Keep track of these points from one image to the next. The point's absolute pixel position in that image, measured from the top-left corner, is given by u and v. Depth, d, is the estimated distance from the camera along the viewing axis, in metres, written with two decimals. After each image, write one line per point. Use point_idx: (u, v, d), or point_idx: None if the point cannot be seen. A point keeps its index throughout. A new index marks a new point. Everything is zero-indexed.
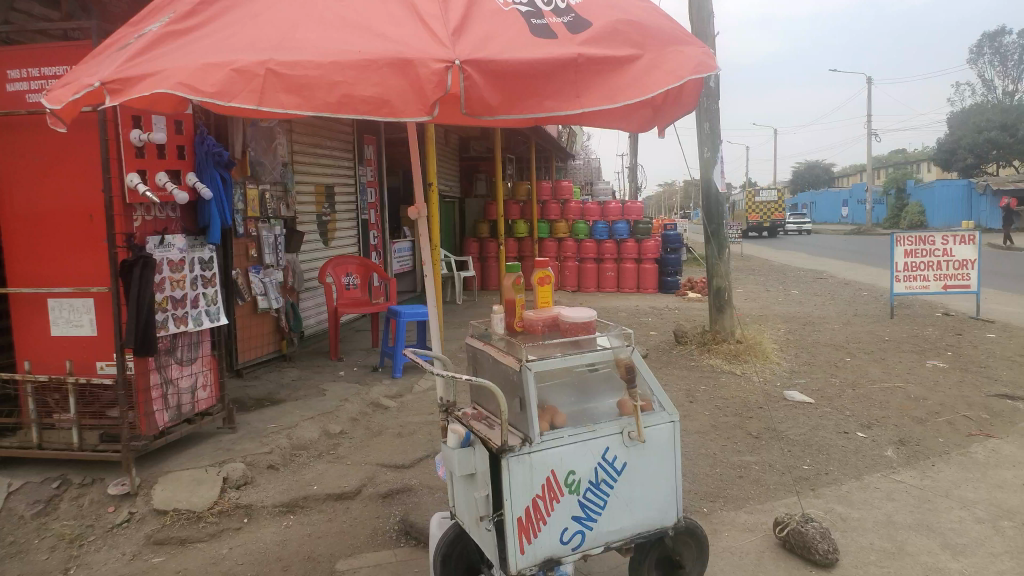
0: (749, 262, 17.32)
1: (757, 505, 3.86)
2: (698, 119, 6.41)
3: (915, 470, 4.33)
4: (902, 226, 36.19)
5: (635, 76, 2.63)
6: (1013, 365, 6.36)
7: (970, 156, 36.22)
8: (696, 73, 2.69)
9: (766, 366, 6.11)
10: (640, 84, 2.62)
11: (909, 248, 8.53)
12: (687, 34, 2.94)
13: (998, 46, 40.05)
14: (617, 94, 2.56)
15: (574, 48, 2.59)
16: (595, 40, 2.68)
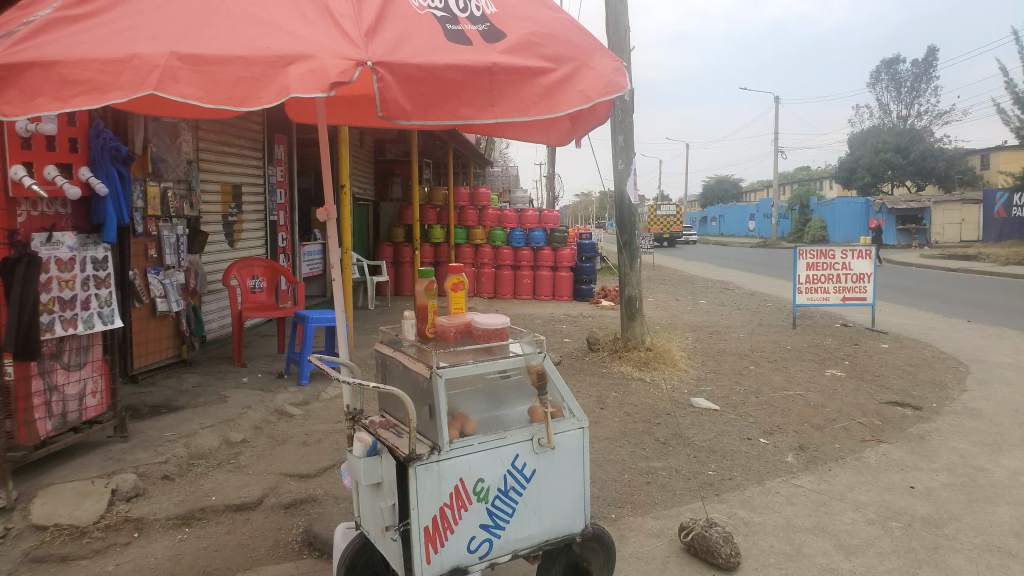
0: (660, 272, 17.77)
1: (664, 511, 3.93)
2: (613, 131, 6.52)
3: (812, 475, 4.51)
4: (804, 241, 37.89)
5: (549, 91, 2.66)
6: (903, 374, 6.72)
7: (867, 175, 38.29)
8: (607, 91, 2.72)
9: (674, 373, 6.26)
10: (553, 98, 2.64)
11: (811, 261, 8.91)
12: (601, 49, 2.97)
13: (893, 73, 42.64)
14: (528, 108, 2.59)
15: (489, 56, 2.59)
16: (510, 49, 2.68)
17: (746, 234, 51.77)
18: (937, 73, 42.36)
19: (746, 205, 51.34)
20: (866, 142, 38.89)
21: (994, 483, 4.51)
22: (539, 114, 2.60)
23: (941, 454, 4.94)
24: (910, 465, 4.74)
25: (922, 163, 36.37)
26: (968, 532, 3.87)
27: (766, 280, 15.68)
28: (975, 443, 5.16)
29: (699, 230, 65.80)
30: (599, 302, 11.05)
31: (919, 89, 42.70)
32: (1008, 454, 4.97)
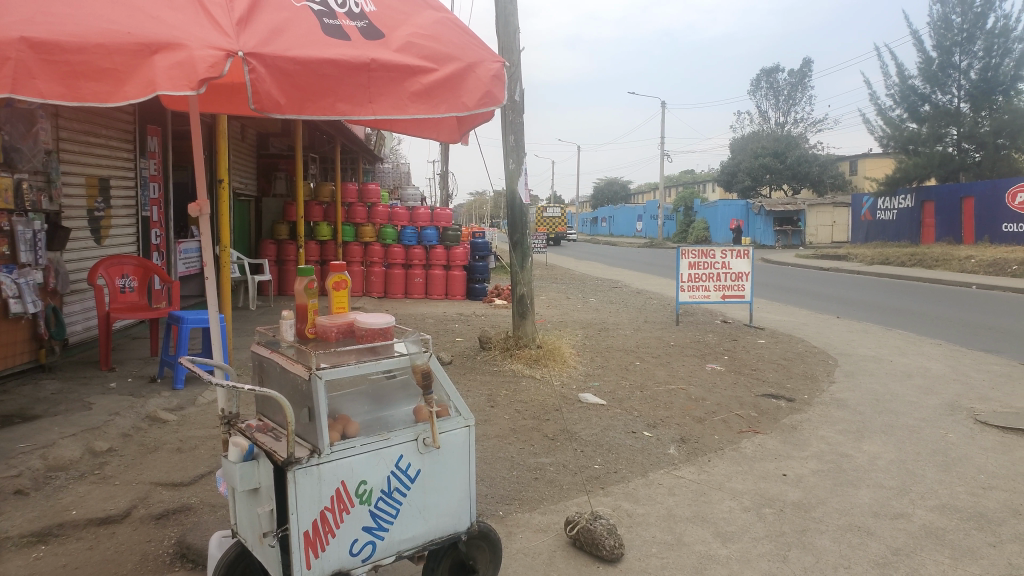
0: (552, 271, 18.06)
1: (550, 506, 3.99)
2: (504, 130, 6.56)
3: (693, 466, 4.69)
4: (689, 241, 39.36)
5: (429, 88, 2.65)
6: (777, 368, 7.09)
7: (747, 179, 40.28)
8: (484, 105, 2.74)
9: (563, 369, 6.36)
10: (431, 98, 2.65)
11: (692, 261, 9.27)
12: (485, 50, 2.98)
13: (772, 81, 45.10)
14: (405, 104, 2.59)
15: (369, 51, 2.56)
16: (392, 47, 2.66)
17: (634, 234, 53.32)
18: (810, 84, 45.15)
19: (636, 206, 52.82)
20: (747, 147, 40.87)
21: (856, 468, 4.86)
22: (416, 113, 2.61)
23: (811, 442, 5.25)
24: (783, 453, 5.01)
25: (797, 168, 38.64)
26: (833, 515, 4.15)
27: (653, 278, 16.22)
28: (841, 431, 5.53)
29: (591, 230, 67.15)
30: (492, 301, 11.13)
31: (795, 98, 45.32)
32: (869, 441, 5.35)
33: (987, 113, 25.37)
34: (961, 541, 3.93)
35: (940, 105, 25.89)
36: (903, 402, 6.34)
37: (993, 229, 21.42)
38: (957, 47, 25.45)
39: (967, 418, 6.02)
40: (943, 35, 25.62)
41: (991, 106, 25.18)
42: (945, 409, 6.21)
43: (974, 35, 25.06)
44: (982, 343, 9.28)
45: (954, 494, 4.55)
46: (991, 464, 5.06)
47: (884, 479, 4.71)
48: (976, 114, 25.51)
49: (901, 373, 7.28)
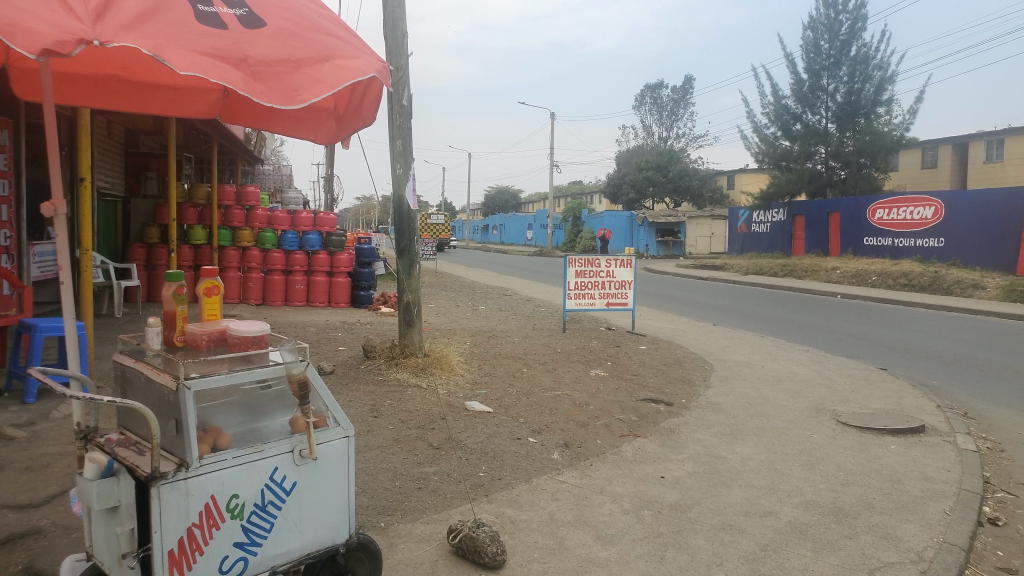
0: (443, 278, 18.00)
1: (434, 515, 3.95)
2: (391, 135, 6.49)
3: (576, 470, 4.78)
4: (576, 250, 40.18)
5: (307, 77, 2.86)
6: (657, 373, 7.34)
7: (632, 192, 41.71)
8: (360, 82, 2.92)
9: (450, 378, 6.34)
10: (313, 85, 2.84)
11: (579, 269, 9.47)
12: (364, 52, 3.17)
13: (656, 97, 46.99)
14: (288, 89, 2.75)
15: (248, 44, 2.73)
16: (271, 37, 2.85)
17: (523, 243, 53.93)
18: (691, 101, 47.32)
19: (525, 214, 53.46)
20: (632, 160, 42.30)
21: (729, 469, 5.09)
22: (300, 98, 2.78)
23: (688, 445, 5.46)
24: (661, 456, 5.19)
25: (678, 182, 40.36)
26: (707, 515, 4.32)
27: (541, 286, 16.47)
28: (716, 433, 5.78)
29: (480, 238, 67.41)
30: (377, 309, 11.09)
31: (677, 114, 47.37)
32: (742, 443, 5.62)
33: (851, 134, 27.42)
34: (822, 535, 4.19)
35: (810, 125, 27.76)
36: (773, 405, 6.70)
37: (855, 242, 22.98)
38: (824, 71, 27.37)
39: (830, 419, 6.44)
40: (813, 60, 27.45)
41: (853, 127, 27.27)
42: (811, 412, 6.61)
43: (840, 61, 26.99)
44: (842, 348, 9.99)
45: (817, 491, 4.85)
46: (849, 461, 5.43)
47: (755, 479, 4.95)
48: (841, 135, 27.48)
49: (772, 377, 7.69)
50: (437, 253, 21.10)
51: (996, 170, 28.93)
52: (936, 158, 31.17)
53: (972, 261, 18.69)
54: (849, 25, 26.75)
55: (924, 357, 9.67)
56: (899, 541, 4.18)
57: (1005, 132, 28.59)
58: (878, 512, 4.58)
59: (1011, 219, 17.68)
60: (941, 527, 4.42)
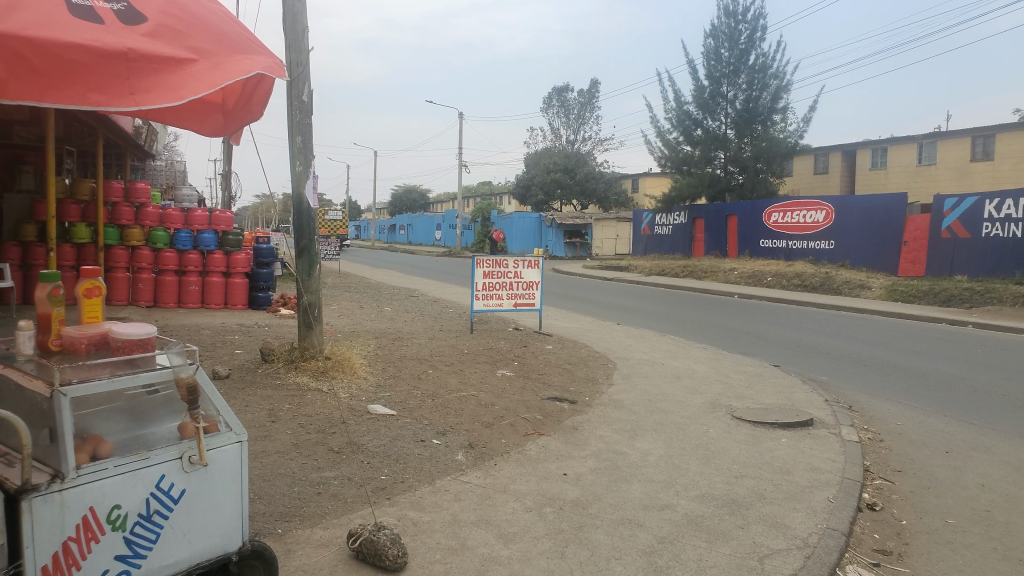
0: (349, 279, 17.65)
1: (333, 520, 3.88)
2: (291, 131, 6.34)
3: (480, 470, 4.79)
4: (485, 250, 40.25)
5: (186, 79, 3.02)
6: (562, 373, 7.46)
7: (540, 194, 42.22)
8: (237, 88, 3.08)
9: (352, 381, 6.25)
10: (190, 85, 3.01)
11: (487, 270, 9.50)
12: (249, 51, 3.36)
13: (564, 100, 47.73)
14: (161, 90, 2.94)
15: (125, 42, 2.91)
16: (149, 33, 3.03)
17: (431, 242, 53.62)
18: (597, 104, 48.34)
19: (434, 214, 53.13)
20: (541, 162, 42.76)
21: (629, 464, 5.22)
22: (175, 97, 2.95)
23: (590, 442, 5.57)
24: (564, 453, 5.27)
25: (585, 184, 41.13)
26: (607, 510, 4.43)
27: (449, 287, 16.43)
28: (617, 430, 5.92)
29: (387, 238, 66.75)
30: (277, 310, 10.84)
31: (584, 117, 48.24)
32: (642, 439, 5.78)
33: (748, 140, 28.62)
34: (716, 526, 4.35)
35: (710, 131, 28.82)
36: (672, 401, 6.91)
37: (752, 244, 23.99)
38: (724, 79, 28.44)
39: (726, 414, 6.70)
40: (713, 67, 28.49)
41: (751, 133, 28.49)
42: (708, 408, 6.86)
43: (738, 69, 28.13)
44: (740, 346, 10.41)
45: (712, 484, 5.04)
46: (742, 455, 5.67)
47: (654, 474, 5.10)
48: (740, 141, 28.67)
49: (672, 374, 7.94)
50: (340, 253, 20.73)
51: (880, 177, 30.81)
52: (827, 165, 32.91)
53: (859, 262, 19.84)
54: (748, 35, 27.92)
55: (814, 353, 10.20)
56: (786, 528, 4.40)
57: (888, 141, 30.44)
58: (768, 502, 4.80)
59: (894, 224, 18.79)
60: (825, 514, 4.67)
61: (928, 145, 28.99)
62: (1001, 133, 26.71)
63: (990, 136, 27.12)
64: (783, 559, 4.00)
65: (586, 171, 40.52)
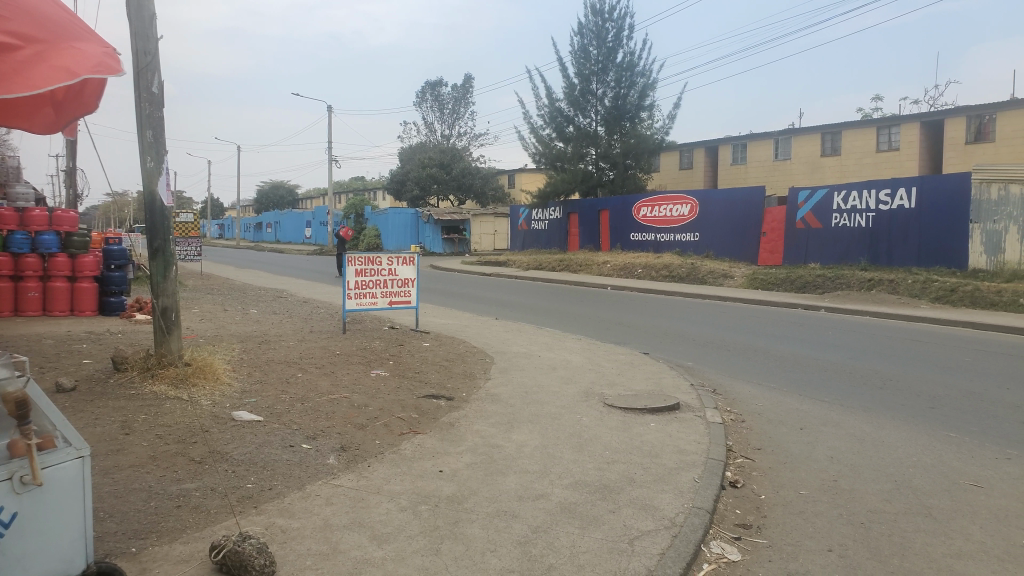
0: (211, 281, 16.87)
1: (194, 534, 3.69)
2: (140, 125, 5.98)
3: (353, 472, 4.70)
4: (359, 248, 39.54)
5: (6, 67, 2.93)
6: (438, 369, 7.45)
7: (416, 189, 41.99)
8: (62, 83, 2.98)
9: (216, 388, 5.98)
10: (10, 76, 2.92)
11: (359, 267, 9.34)
12: (86, 37, 3.26)
13: (437, 94, 47.76)
14: None
15: None
16: None
17: (303, 240, 52.10)
18: (470, 99, 48.60)
19: (305, 211, 51.66)
20: (416, 159, 42.66)
21: (505, 457, 5.28)
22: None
23: (466, 437, 5.58)
24: (440, 450, 5.26)
25: (461, 180, 41.32)
26: (483, 503, 4.46)
27: (321, 286, 16.05)
28: (493, 424, 5.96)
29: (256, 236, 64.26)
30: (130, 316, 10.22)
31: (458, 112, 48.44)
32: (517, 431, 5.85)
33: (618, 137, 29.67)
34: (589, 512, 4.48)
35: (582, 128, 29.62)
36: (548, 392, 7.04)
37: (623, 238, 24.78)
38: (594, 76, 29.28)
39: (599, 402, 6.90)
40: (583, 65, 29.25)
41: (621, 130, 29.53)
42: (582, 397, 7.04)
43: (606, 67, 29.08)
44: (611, 336, 10.74)
45: (585, 470, 5.17)
46: (613, 441, 5.85)
47: (529, 465, 5.18)
48: (610, 137, 29.66)
49: (547, 366, 8.09)
50: (202, 254, 19.81)
51: (740, 172, 32.66)
52: (692, 161, 34.54)
53: (722, 253, 20.93)
54: (615, 34, 28.83)
55: (680, 340, 10.67)
56: (654, 510, 4.58)
57: (747, 138, 32.30)
58: (637, 486, 4.98)
59: (752, 216, 19.92)
60: (690, 493, 4.90)
61: (782, 141, 30.94)
62: (845, 131, 28.90)
63: (836, 133, 29.27)
64: (652, 540, 4.16)
65: (462, 167, 40.82)
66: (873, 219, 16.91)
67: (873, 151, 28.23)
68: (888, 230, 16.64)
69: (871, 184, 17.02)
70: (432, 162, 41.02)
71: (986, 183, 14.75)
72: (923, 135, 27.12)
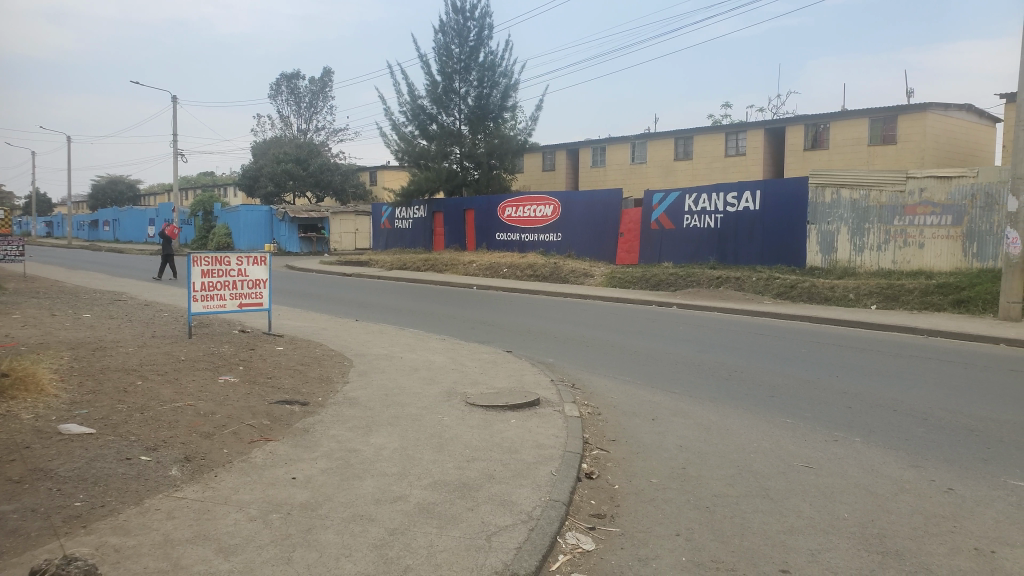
0: (35, 284, 15.48)
1: (11, 560, 3.38)
2: None
3: (197, 484, 4.47)
4: (208, 247, 37.64)
5: None
6: (292, 373, 7.22)
7: (270, 184, 40.49)
8: None
9: (39, 400, 5.50)
10: None
11: (205, 268, 8.90)
12: None
13: (293, 87, 46.36)
14: None
15: None
16: None
17: (145, 239, 48.86)
18: (329, 94, 47.55)
19: (148, 208, 48.49)
20: (271, 153, 41.25)
21: (362, 461, 5.18)
22: None
23: (322, 443, 5.44)
24: (293, 457, 5.10)
25: (319, 176, 40.33)
26: (338, 509, 4.36)
27: (163, 289, 15.12)
28: (351, 428, 5.85)
29: (92, 234, 59.64)
30: None
31: (316, 106, 47.28)
32: (375, 434, 5.77)
33: (482, 136, 29.99)
34: (447, 511, 4.48)
35: (445, 126, 29.68)
36: (408, 394, 6.99)
37: (488, 238, 25.01)
38: (456, 75, 29.46)
39: (460, 401, 6.93)
40: (444, 63, 29.41)
41: (484, 130, 29.87)
42: (443, 396, 7.04)
43: (468, 66, 29.35)
44: (474, 335, 10.81)
45: (443, 470, 5.17)
46: (474, 439, 5.90)
47: (387, 467, 5.12)
48: (474, 136, 29.91)
49: (408, 367, 8.03)
50: (26, 253, 18.10)
51: (600, 174, 33.84)
52: (554, 162, 35.45)
53: (583, 252, 21.56)
54: (476, 33, 29.25)
55: (541, 337, 10.90)
56: (512, 505, 4.65)
57: (606, 141, 33.50)
58: (496, 482, 5.04)
59: (611, 217, 20.66)
60: (548, 487, 5.02)
61: (639, 145, 32.30)
62: (696, 136, 30.57)
63: (688, 138, 30.90)
64: (509, 535, 4.22)
65: (319, 163, 39.91)
66: (721, 220, 17.97)
67: (722, 156, 30.01)
68: (734, 231, 17.73)
69: (719, 187, 18.07)
70: (287, 157, 39.86)
71: (821, 187, 16.06)
72: (765, 143, 29.15)
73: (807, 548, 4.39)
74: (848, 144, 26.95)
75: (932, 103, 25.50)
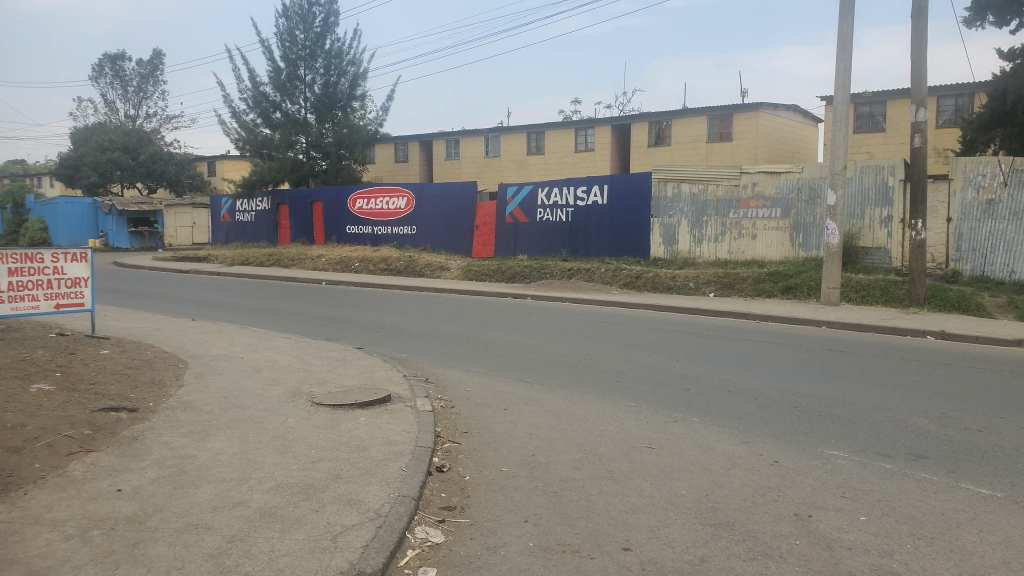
0: None
1: None
2: None
3: (3, 504, 4.07)
4: (21, 242, 34.29)
5: None
6: (120, 378, 6.74)
7: (94, 174, 37.49)
8: None
9: None
10: None
11: (13, 266, 8.09)
12: None
13: (117, 69, 43.13)
14: None
15: None
16: None
17: None
18: (160, 78, 44.69)
19: None
20: (94, 140, 38.16)
21: (197, 468, 4.92)
22: None
23: (152, 451, 5.11)
24: (118, 468, 4.75)
25: (151, 166, 37.79)
26: (170, 519, 4.11)
27: None
28: (185, 434, 5.53)
29: None
30: None
31: (145, 91, 44.32)
32: (213, 439, 5.49)
33: (330, 125, 29.24)
34: (290, 514, 4.34)
35: (289, 114, 28.65)
36: (250, 396, 6.70)
37: (340, 231, 24.41)
38: (300, 61, 28.53)
39: (306, 401, 6.73)
40: (289, 49, 28.40)
41: (332, 119, 29.16)
42: (287, 397, 6.81)
43: (314, 53, 28.51)
44: (324, 333, 10.51)
45: (287, 473, 5.01)
46: (320, 439, 5.75)
47: (225, 473, 4.89)
48: (321, 126, 29.09)
49: (251, 368, 7.70)
50: None
51: (454, 167, 33.93)
52: (407, 154, 35.15)
53: (438, 245, 21.53)
54: (322, 19, 28.44)
55: (394, 333, 10.76)
56: (359, 503, 4.58)
57: (460, 134, 33.59)
58: (343, 481, 4.94)
59: (466, 210, 20.76)
60: (397, 483, 4.98)
61: (493, 138, 32.64)
62: (548, 131, 31.31)
63: (540, 132, 31.59)
64: (356, 533, 4.15)
65: (150, 152, 37.39)
66: (572, 214, 18.52)
67: (572, 151, 30.87)
68: (584, 224, 18.32)
69: (569, 181, 18.60)
70: (112, 144, 37.04)
71: (663, 181, 16.88)
72: (613, 138, 30.29)
73: (646, 525, 4.62)
74: (688, 141, 28.53)
75: (762, 104, 27.49)
